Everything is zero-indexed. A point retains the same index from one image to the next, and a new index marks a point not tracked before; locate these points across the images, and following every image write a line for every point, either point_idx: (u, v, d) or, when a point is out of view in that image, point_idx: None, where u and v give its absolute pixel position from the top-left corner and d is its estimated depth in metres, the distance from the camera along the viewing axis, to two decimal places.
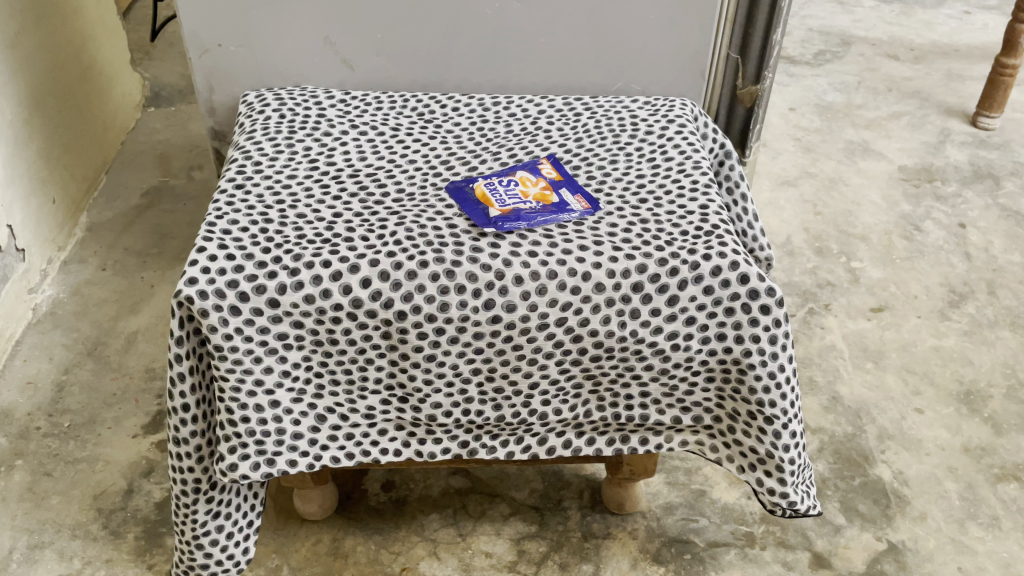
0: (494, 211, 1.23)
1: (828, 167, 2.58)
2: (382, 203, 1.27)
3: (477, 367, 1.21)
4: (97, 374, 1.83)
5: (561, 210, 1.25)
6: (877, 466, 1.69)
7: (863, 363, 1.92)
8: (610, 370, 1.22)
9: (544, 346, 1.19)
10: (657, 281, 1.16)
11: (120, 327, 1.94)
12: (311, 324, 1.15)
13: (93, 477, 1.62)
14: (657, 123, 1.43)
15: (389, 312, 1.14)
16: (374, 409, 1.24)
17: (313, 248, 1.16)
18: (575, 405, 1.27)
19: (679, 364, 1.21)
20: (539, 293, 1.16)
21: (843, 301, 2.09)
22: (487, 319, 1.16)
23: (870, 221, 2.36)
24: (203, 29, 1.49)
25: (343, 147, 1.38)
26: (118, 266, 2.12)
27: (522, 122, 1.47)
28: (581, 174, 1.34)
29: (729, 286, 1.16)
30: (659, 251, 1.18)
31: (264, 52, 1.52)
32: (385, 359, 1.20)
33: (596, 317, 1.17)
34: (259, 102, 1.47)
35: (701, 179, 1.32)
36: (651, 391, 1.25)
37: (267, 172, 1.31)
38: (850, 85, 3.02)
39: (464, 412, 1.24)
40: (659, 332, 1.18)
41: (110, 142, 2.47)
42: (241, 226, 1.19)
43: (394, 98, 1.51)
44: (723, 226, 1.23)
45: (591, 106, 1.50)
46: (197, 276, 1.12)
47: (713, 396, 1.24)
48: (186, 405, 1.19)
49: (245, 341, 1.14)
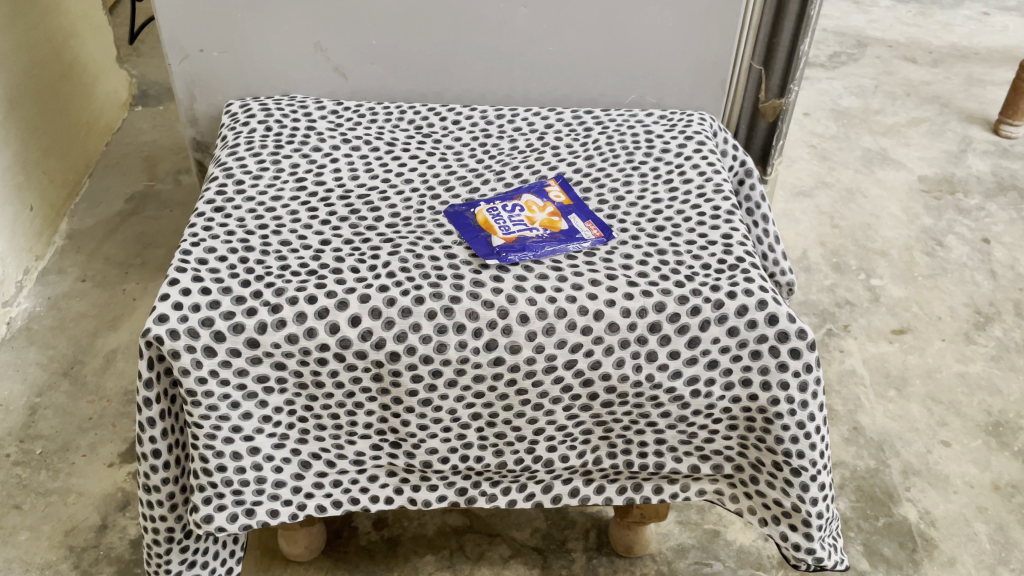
0: (498, 240, 1.12)
1: (844, 177, 2.47)
2: (375, 228, 1.16)
3: (476, 412, 1.10)
4: (73, 397, 1.72)
5: (571, 239, 1.14)
6: (902, 505, 1.58)
7: (885, 390, 1.81)
8: (623, 416, 1.12)
9: (550, 390, 1.08)
10: (676, 321, 1.05)
11: (98, 345, 1.83)
12: (294, 365, 1.04)
13: (64, 511, 1.52)
14: (674, 140, 1.33)
15: (380, 352, 1.03)
16: (364, 455, 1.13)
17: (298, 281, 1.05)
18: (584, 452, 1.15)
19: (699, 411, 1.10)
20: (546, 333, 1.05)
21: (863, 322, 1.98)
22: (489, 361, 1.05)
23: (890, 235, 2.25)
24: (184, 34, 1.38)
25: (334, 164, 1.27)
26: (99, 278, 2.01)
27: (528, 137, 1.36)
28: (592, 198, 1.23)
29: (756, 327, 1.05)
30: (679, 287, 1.07)
31: (250, 59, 1.41)
32: (376, 403, 1.09)
33: (609, 360, 1.06)
34: (244, 112, 1.36)
35: (723, 205, 1.21)
36: (668, 438, 1.14)
37: (249, 193, 1.20)
38: (866, 89, 2.91)
39: (462, 459, 1.14)
40: (677, 377, 1.07)
41: (94, 144, 2.36)
42: (219, 255, 1.08)
43: (390, 110, 1.40)
44: (749, 259, 1.12)
45: (603, 120, 1.39)
46: (168, 313, 1.00)
47: (735, 444, 1.13)
48: (157, 452, 1.08)
49: (221, 385, 1.03)
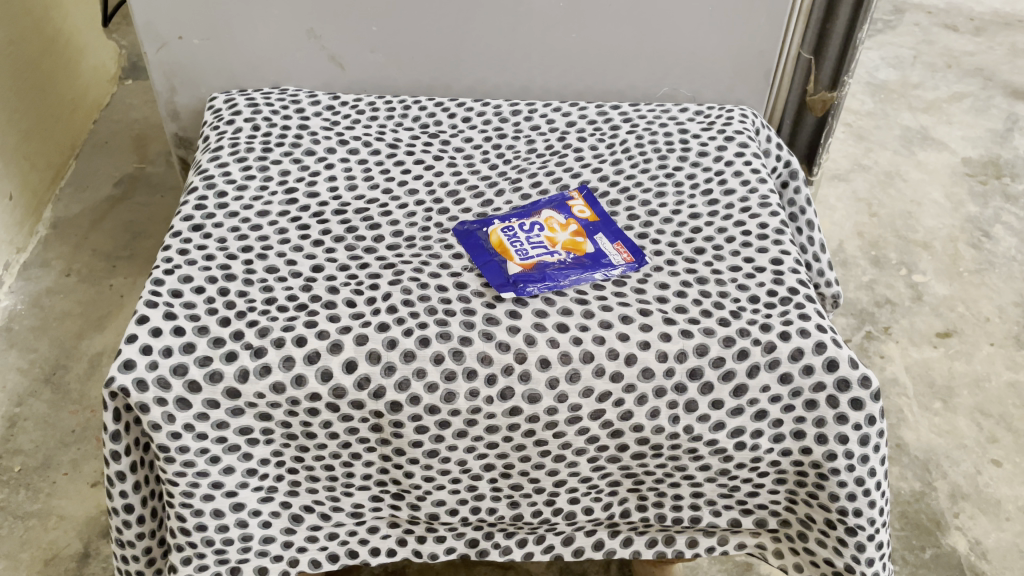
0: (514, 266, 0.98)
1: (882, 159, 2.29)
2: (374, 251, 1.02)
3: (489, 463, 0.97)
4: (55, 408, 1.60)
5: (597, 264, 1.00)
6: (951, 534, 1.46)
7: (929, 402, 1.68)
8: (656, 469, 0.98)
9: (574, 442, 0.95)
10: (721, 367, 0.91)
11: (82, 348, 1.71)
12: (282, 416, 0.91)
13: (44, 537, 1.40)
14: (712, 141, 1.17)
15: (379, 402, 0.90)
16: (363, 507, 1.01)
17: (285, 319, 0.92)
18: (610, 504, 1.03)
19: (742, 465, 0.96)
20: (569, 381, 0.91)
21: (905, 324, 1.83)
22: (503, 411, 0.92)
23: (932, 225, 2.09)
24: (160, 20, 1.22)
25: (328, 171, 1.12)
26: (84, 272, 1.88)
27: (548, 138, 1.21)
28: (621, 212, 1.09)
29: (813, 374, 0.91)
30: (723, 326, 0.93)
31: (235, 47, 1.25)
32: (376, 454, 0.96)
33: (641, 410, 0.92)
34: (229, 109, 1.21)
35: (772, 222, 1.06)
36: (706, 491, 1.00)
37: (232, 207, 1.06)
38: (904, 60, 2.71)
39: (473, 510, 1.01)
40: (720, 429, 0.93)
41: (81, 123, 2.21)
42: (196, 286, 0.95)
43: (393, 104, 1.25)
44: (804, 291, 0.98)
45: (631, 116, 1.24)
46: (135, 359, 0.87)
47: (781, 498, 1.00)
48: (130, 506, 0.95)
49: (198, 440, 0.89)
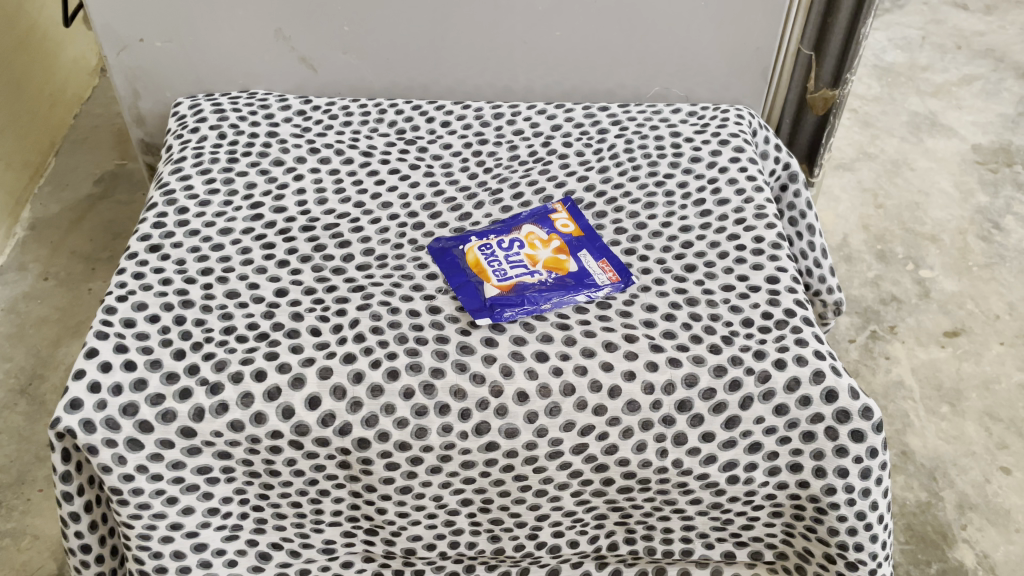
0: (491, 289, 0.92)
1: (889, 146, 2.20)
2: (342, 272, 0.96)
3: (466, 497, 0.91)
4: (30, 420, 1.50)
5: (581, 285, 0.94)
6: (958, 548, 1.37)
7: (937, 406, 1.59)
8: (644, 503, 0.92)
9: (556, 476, 0.89)
10: (711, 399, 0.85)
11: (59, 357, 1.61)
12: (242, 454, 0.85)
13: (16, 558, 1.30)
14: (706, 145, 1.10)
15: (345, 440, 0.84)
16: (334, 543, 0.94)
17: (244, 351, 0.86)
18: (597, 536, 0.97)
19: (736, 498, 0.90)
20: (549, 415, 0.85)
21: (911, 322, 1.74)
22: (479, 447, 0.86)
23: (940, 217, 1.99)
24: (119, 21, 1.16)
25: (297, 183, 1.06)
26: (63, 275, 1.77)
27: (531, 143, 1.14)
28: (607, 225, 1.02)
29: (810, 405, 0.85)
30: (714, 354, 0.87)
31: (199, 50, 1.19)
32: (345, 490, 0.90)
33: (627, 444, 0.86)
34: (193, 115, 1.15)
35: (768, 234, 0.99)
36: (698, 524, 0.94)
37: (193, 225, 0.99)
38: (912, 42, 2.62)
39: (452, 545, 0.95)
40: (711, 463, 0.87)
41: (61, 117, 2.11)
42: (150, 314, 0.89)
43: (368, 108, 1.18)
44: (801, 313, 0.91)
45: (620, 118, 1.17)
46: (84, 398, 0.82)
47: (778, 531, 0.93)
48: (87, 546, 0.89)
49: (152, 481, 0.84)
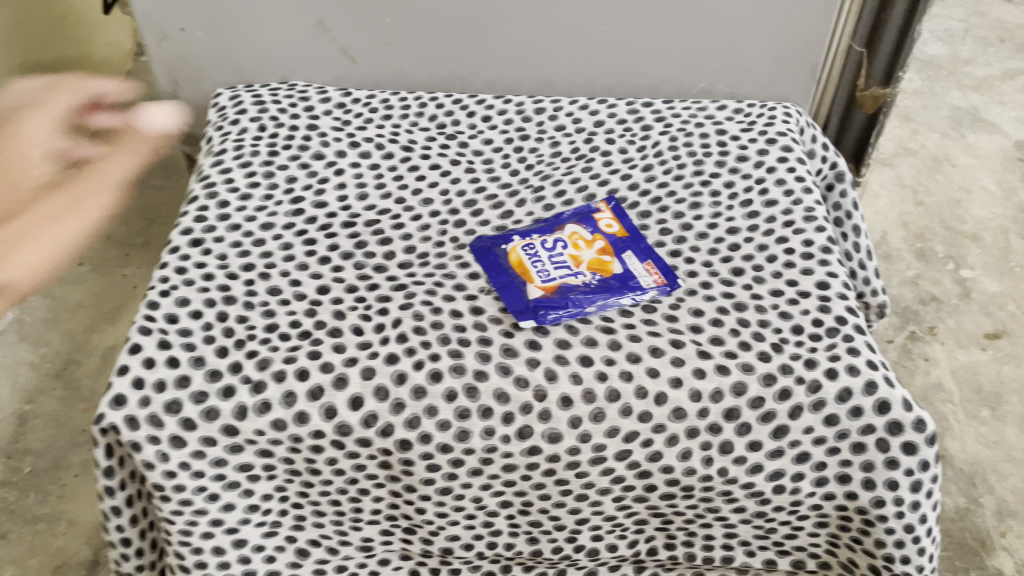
0: (535, 290, 0.91)
1: (930, 142, 2.15)
2: (384, 270, 0.95)
3: (506, 500, 0.90)
4: (65, 405, 1.47)
5: (626, 287, 0.93)
6: (997, 556, 1.31)
7: (976, 410, 1.53)
8: (686, 510, 0.91)
9: (598, 482, 0.87)
10: (760, 408, 0.84)
11: (94, 343, 1.56)
12: (284, 452, 0.85)
13: (52, 544, 1.29)
14: (753, 144, 1.08)
15: (388, 441, 0.83)
16: (372, 540, 0.94)
17: (287, 349, 0.85)
18: (636, 541, 0.96)
19: (780, 508, 0.88)
20: (593, 420, 0.84)
21: (952, 323, 1.68)
22: (522, 451, 0.84)
23: (981, 215, 1.94)
24: (161, 10, 1.15)
25: (338, 178, 1.05)
26: (98, 261, 1.72)
27: (573, 140, 1.13)
28: (651, 226, 1.01)
29: (861, 416, 0.83)
30: (763, 361, 0.85)
31: (241, 42, 1.18)
32: (385, 489, 0.89)
33: (672, 452, 0.85)
34: (234, 107, 1.14)
35: (816, 237, 0.97)
36: (740, 532, 0.93)
37: (235, 219, 0.99)
38: (954, 34, 2.55)
39: (490, 545, 0.95)
40: (758, 472, 0.85)
41: None
42: (193, 310, 0.89)
43: (408, 102, 1.17)
44: (853, 321, 0.89)
45: (665, 115, 1.14)
46: (127, 394, 0.81)
47: (821, 541, 0.92)
48: (128, 539, 0.89)
49: (195, 478, 0.83)
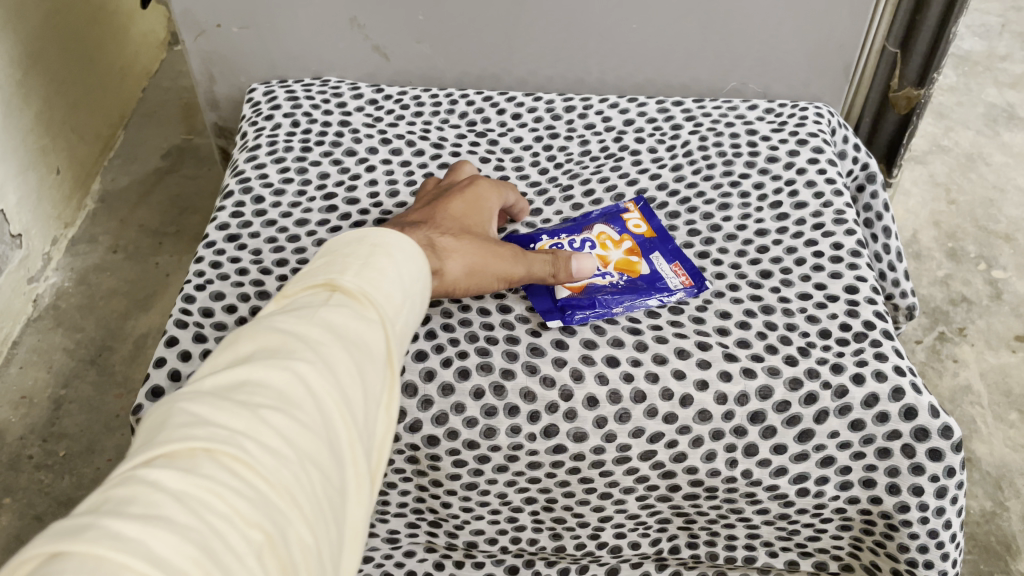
0: (563, 289, 0.92)
1: (964, 139, 2.11)
2: None
3: (531, 496, 0.91)
4: (100, 390, 1.46)
5: (653, 288, 0.93)
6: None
7: (1005, 412, 1.50)
8: (709, 510, 0.92)
9: (622, 480, 0.88)
10: (785, 411, 0.84)
11: (127, 329, 1.56)
12: None
13: None
14: (783, 145, 1.08)
15: (415, 437, 0.85)
16: (398, 533, 0.96)
17: None
18: (659, 539, 0.97)
19: (804, 510, 0.89)
20: (618, 421, 0.84)
21: (982, 325, 1.66)
22: (547, 449, 0.85)
23: (1016, 214, 1.90)
24: (199, 6, 1.17)
25: (370, 174, 1.06)
26: (132, 249, 1.71)
27: (603, 139, 1.13)
28: (680, 226, 1.01)
29: (888, 421, 0.83)
30: (789, 365, 0.85)
31: (275, 37, 1.19)
32: (412, 483, 0.91)
33: (696, 453, 0.85)
34: (268, 102, 1.15)
35: (845, 240, 0.97)
36: (762, 533, 0.93)
37: (270, 215, 1.00)
38: (991, 30, 2.51)
39: (513, 540, 0.96)
40: (782, 474, 0.86)
41: (129, 90, 2.03)
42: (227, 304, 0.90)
43: (439, 99, 1.18)
44: (881, 325, 0.89)
45: (695, 114, 1.14)
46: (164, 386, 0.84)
47: (845, 544, 0.92)
48: None
49: None
